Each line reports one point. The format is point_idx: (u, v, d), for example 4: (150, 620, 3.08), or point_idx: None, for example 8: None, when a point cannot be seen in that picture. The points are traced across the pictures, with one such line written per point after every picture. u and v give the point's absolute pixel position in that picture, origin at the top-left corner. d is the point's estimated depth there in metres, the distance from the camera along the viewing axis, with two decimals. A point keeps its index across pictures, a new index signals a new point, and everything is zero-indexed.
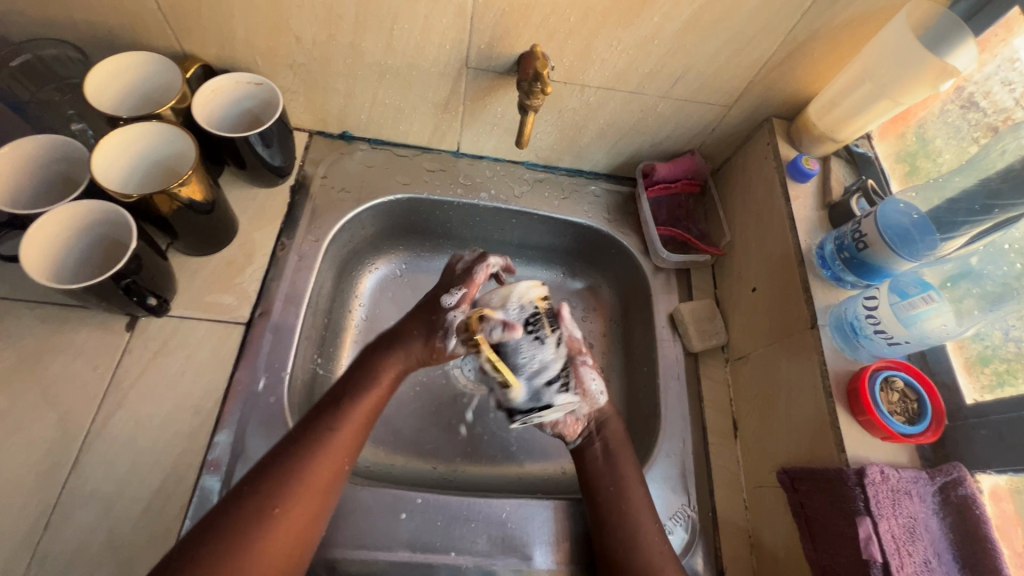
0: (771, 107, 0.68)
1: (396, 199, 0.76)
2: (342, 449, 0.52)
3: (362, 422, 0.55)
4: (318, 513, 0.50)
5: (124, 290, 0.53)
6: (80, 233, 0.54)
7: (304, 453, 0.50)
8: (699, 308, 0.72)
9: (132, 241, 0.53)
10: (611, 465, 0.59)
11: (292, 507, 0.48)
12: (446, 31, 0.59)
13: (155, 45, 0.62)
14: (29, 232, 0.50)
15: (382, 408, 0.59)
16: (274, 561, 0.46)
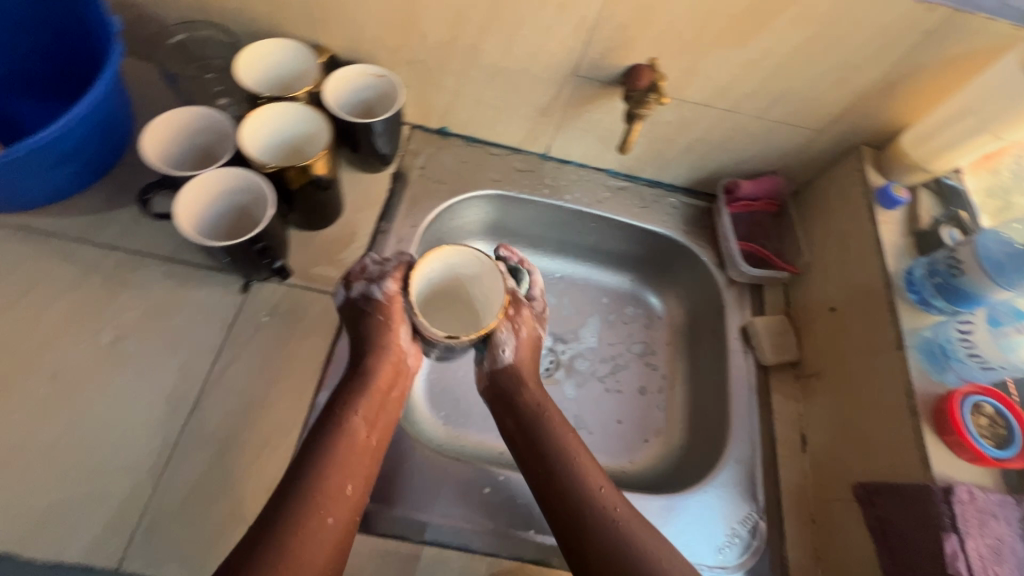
0: (862, 135, 0.70)
1: (487, 194, 0.80)
2: (356, 473, 0.53)
3: (368, 443, 0.55)
4: (344, 536, 0.51)
5: (257, 253, 0.58)
6: (221, 197, 0.60)
7: (320, 482, 0.51)
8: (773, 323, 0.74)
9: (269, 208, 0.58)
10: (544, 440, 0.59)
11: (318, 533, 0.49)
12: (564, 39, 0.63)
13: (291, 33, 0.68)
14: (183, 191, 0.55)
15: (375, 414, 0.58)
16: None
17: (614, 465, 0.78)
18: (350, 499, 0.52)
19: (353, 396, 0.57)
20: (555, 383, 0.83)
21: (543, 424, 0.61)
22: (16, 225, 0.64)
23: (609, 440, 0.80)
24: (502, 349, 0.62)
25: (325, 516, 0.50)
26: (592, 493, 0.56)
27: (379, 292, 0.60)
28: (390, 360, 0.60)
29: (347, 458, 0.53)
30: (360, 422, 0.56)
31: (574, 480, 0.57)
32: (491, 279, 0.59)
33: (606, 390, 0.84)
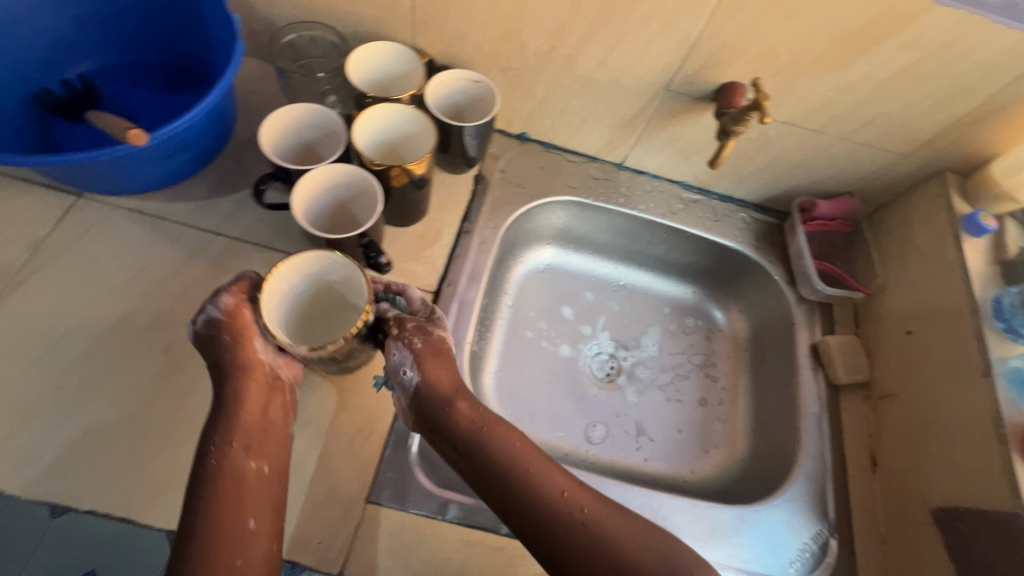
0: (947, 161, 0.71)
1: (564, 200, 0.82)
2: (263, 510, 0.50)
3: (262, 470, 0.52)
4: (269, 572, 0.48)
5: (362, 247, 0.62)
6: (329, 191, 0.63)
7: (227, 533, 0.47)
8: (845, 343, 0.74)
9: (378, 206, 0.61)
10: (498, 460, 0.54)
11: None
12: (663, 55, 0.65)
13: (394, 36, 0.70)
14: (299, 184, 0.59)
15: (261, 442, 0.53)
16: None
17: (675, 473, 0.79)
18: (259, 536, 0.49)
19: (233, 433, 0.52)
20: (617, 389, 0.85)
21: (498, 428, 0.56)
22: (130, 209, 0.67)
23: (670, 448, 0.81)
24: (403, 372, 0.57)
25: (234, 559, 0.47)
26: (561, 495, 0.52)
27: (213, 316, 0.55)
28: (256, 379, 0.54)
29: (240, 498, 0.49)
30: (241, 460, 0.51)
31: (535, 489, 0.52)
32: (356, 277, 0.56)
33: (667, 399, 0.85)
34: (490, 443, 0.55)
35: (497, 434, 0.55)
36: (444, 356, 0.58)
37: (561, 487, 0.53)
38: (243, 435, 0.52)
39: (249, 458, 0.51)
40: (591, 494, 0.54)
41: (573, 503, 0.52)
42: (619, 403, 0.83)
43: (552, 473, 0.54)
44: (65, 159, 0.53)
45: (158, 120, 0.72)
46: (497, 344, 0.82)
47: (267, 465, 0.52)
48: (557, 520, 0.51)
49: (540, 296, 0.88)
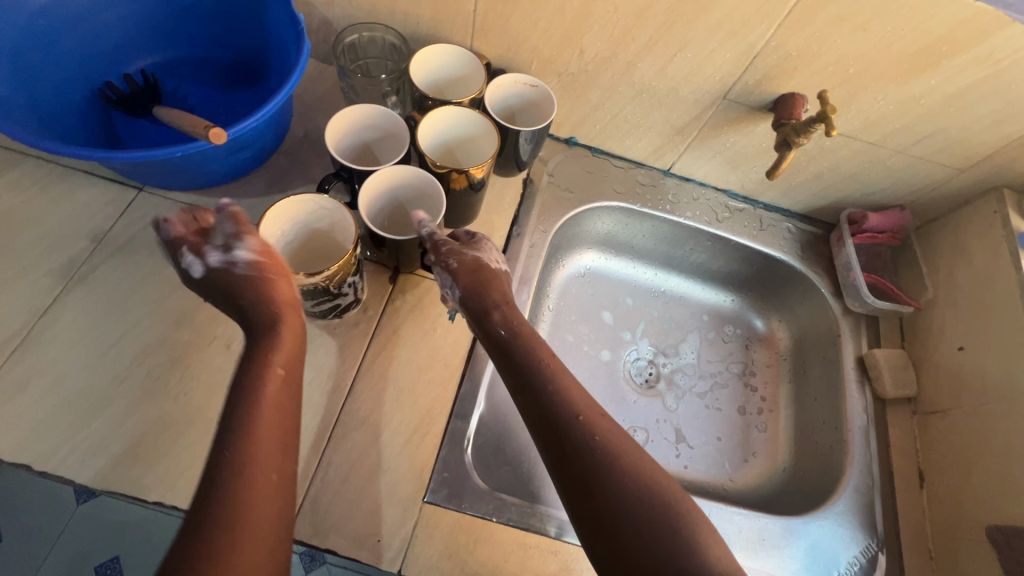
0: (1005, 178, 0.70)
1: (611, 206, 0.83)
2: (280, 415, 0.48)
3: (285, 375, 0.50)
4: (287, 476, 0.46)
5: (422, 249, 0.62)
6: (389, 192, 0.63)
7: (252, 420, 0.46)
8: (894, 356, 0.74)
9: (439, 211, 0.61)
10: (530, 368, 0.55)
11: (263, 496, 0.43)
12: (724, 64, 0.65)
13: (453, 40, 0.71)
14: (365, 186, 0.60)
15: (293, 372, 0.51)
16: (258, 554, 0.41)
17: (715, 480, 0.79)
18: (278, 435, 0.46)
19: (268, 340, 0.52)
20: (656, 395, 0.85)
21: (535, 342, 0.57)
22: (191, 204, 0.68)
23: (710, 456, 0.81)
24: (447, 290, 0.61)
25: (269, 473, 0.44)
26: (580, 419, 0.51)
27: (236, 258, 0.55)
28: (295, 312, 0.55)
29: (264, 396, 0.47)
30: (265, 361, 0.50)
31: (555, 405, 0.52)
32: (343, 218, 0.57)
33: (706, 406, 0.85)
34: (523, 351, 0.56)
35: (529, 345, 0.57)
36: (479, 274, 0.60)
37: (578, 412, 0.52)
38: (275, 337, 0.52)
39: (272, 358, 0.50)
40: (607, 426, 0.52)
41: (588, 430, 0.50)
42: (658, 408, 0.84)
43: (574, 396, 0.53)
44: (142, 156, 0.53)
45: (217, 116, 0.73)
46: None
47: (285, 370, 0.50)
48: (568, 436, 0.50)
49: (581, 300, 0.88)
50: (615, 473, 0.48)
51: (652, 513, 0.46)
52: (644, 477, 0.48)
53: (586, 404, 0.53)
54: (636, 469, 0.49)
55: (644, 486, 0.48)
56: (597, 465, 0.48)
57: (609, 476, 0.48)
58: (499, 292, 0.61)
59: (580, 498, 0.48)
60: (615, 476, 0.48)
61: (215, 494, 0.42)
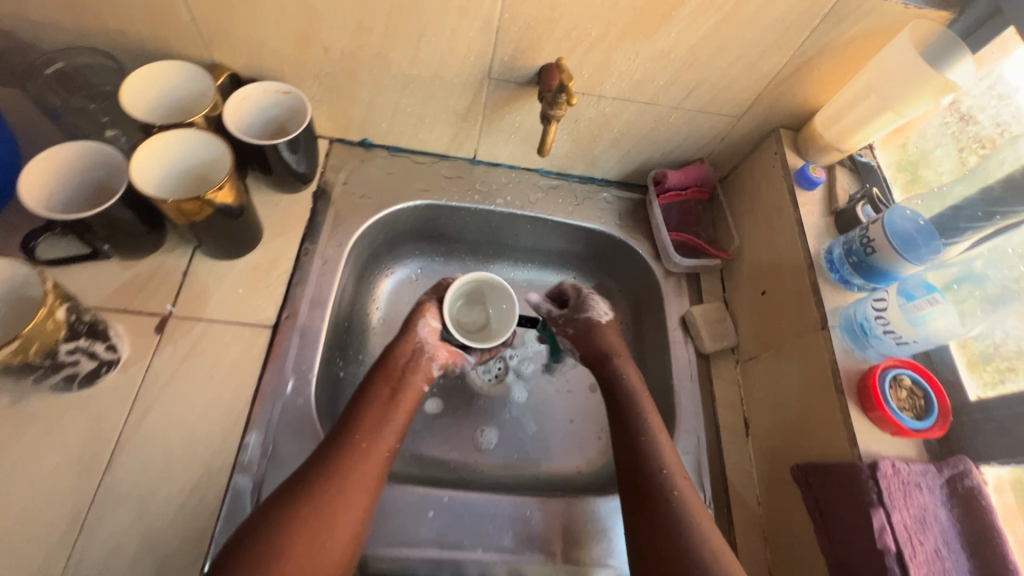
0: (778, 118, 0.71)
1: (416, 205, 0.78)
2: (362, 502, 0.54)
3: (386, 456, 0.57)
4: (363, 519, 0.53)
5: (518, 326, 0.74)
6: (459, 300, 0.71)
7: (325, 499, 0.51)
8: (710, 310, 0.74)
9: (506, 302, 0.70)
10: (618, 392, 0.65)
11: (356, 463, 0.55)
12: (472, 43, 0.61)
13: (185, 55, 0.63)
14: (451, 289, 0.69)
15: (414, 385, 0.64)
16: (345, 521, 0.52)
17: (568, 468, 0.77)
18: (364, 482, 0.54)
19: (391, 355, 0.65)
20: (505, 390, 0.82)
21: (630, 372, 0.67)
22: None
23: (561, 440, 0.80)
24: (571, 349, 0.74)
25: (359, 442, 0.56)
26: (648, 444, 0.60)
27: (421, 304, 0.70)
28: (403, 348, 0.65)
29: (350, 475, 0.54)
30: (376, 375, 0.63)
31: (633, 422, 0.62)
32: (33, 288, 0.50)
33: (556, 391, 0.84)
34: (623, 395, 0.65)
35: (632, 392, 0.65)
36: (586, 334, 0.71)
37: (646, 434, 0.61)
38: (389, 417, 0.60)
39: (363, 433, 0.57)
40: (672, 460, 0.60)
41: (657, 456, 0.59)
42: (508, 401, 0.82)
43: (650, 423, 0.62)
44: None
45: None
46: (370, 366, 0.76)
47: (377, 448, 0.57)
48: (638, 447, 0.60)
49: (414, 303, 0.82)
50: (666, 496, 0.56)
51: (682, 532, 0.53)
52: (686, 504, 0.56)
53: (659, 432, 0.62)
54: (682, 495, 0.57)
55: (684, 518, 0.55)
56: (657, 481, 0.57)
57: (660, 492, 0.57)
58: (609, 342, 0.70)
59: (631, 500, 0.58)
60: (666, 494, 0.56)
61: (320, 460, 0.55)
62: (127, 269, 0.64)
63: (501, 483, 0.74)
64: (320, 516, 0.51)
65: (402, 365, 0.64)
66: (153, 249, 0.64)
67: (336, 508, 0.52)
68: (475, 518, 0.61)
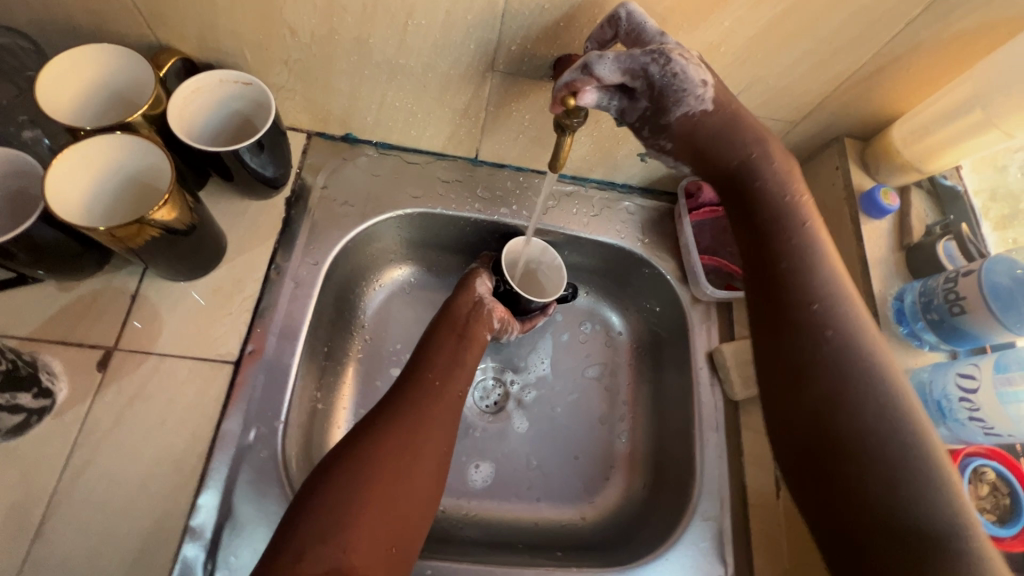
0: (845, 125, 0.58)
1: (408, 214, 0.68)
2: (442, 437, 0.53)
3: (459, 395, 0.58)
4: (441, 458, 0.53)
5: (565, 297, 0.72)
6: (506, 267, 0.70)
7: (404, 437, 0.51)
8: (743, 349, 0.64)
9: (560, 274, 0.69)
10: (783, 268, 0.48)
11: (433, 398, 0.55)
12: (472, 28, 0.49)
13: (122, 36, 0.52)
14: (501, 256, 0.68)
15: (480, 326, 0.64)
16: (428, 462, 0.51)
17: (572, 513, 0.69)
18: (441, 421, 0.54)
19: (456, 300, 0.65)
20: (506, 420, 0.74)
21: (787, 210, 0.50)
22: None
23: (566, 479, 0.71)
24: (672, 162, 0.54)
25: (433, 380, 0.57)
26: (819, 303, 0.46)
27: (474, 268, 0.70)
28: (466, 298, 0.65)
29: (427, 412, 0.54)
30: (442, 323, 0.63)
31: (799, 316, 0.47)
32: None
33: (563, 422, 0.74)
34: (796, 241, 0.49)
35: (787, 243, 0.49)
36: (704, 151, 0.50)
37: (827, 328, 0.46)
38: (459, 360, 0.60)
39: (436, 372, 0.58)
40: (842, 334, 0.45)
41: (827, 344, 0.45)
42: (506, 433, 0.73)
43: (830, 301, 0.46)
44: None
45: None
46: (351, 395, 0.68)
47: (449, 386, 0.57)
48: (801, 331, 0.46)
49: (407, 322, 0.73)
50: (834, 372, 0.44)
51: (897, 455, 0.41)
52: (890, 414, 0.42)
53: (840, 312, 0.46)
54: (875, 377, 0.43)
55: (865, 395, 0.43)
56: (844, 390, 0.43)
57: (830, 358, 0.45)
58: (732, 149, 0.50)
59: (801, 401, 0.45)
60: (841, 383, 0.44)
61: (395, 399, 0.54)
62: (66, 293, 0.55)
63: (496, 533, 0.67)
64: (401, 452, 0.50)
65: (466, 314, 0.64)
66: (96, 268, 0.55)
67: (418, 444, 0.51)
68: None
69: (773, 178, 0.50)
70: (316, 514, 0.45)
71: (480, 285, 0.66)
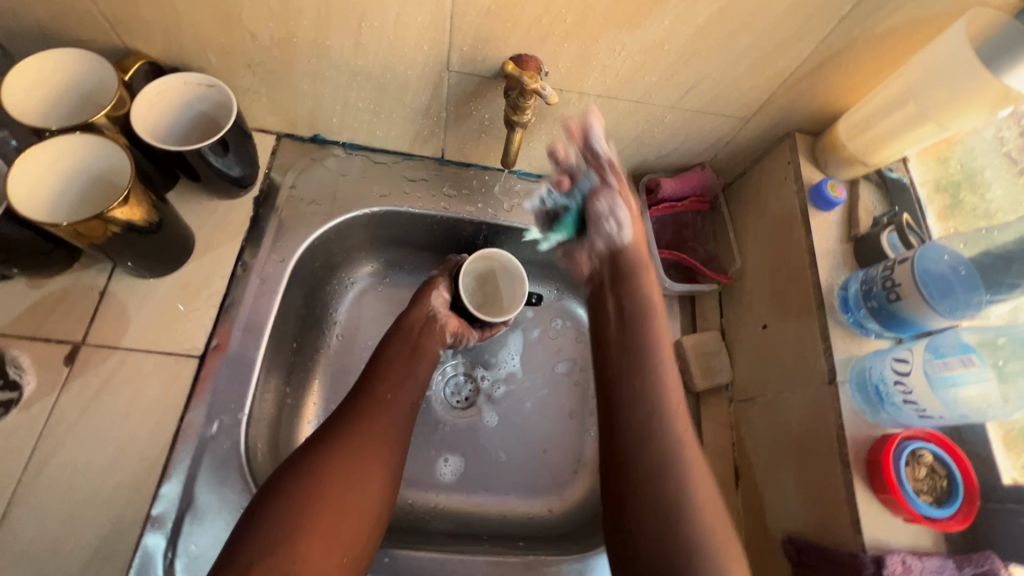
0: (795, 121, 0.60)
1: (376, 212, 0.69)
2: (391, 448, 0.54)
3: (411, 406, 0.58)
4: (391, 471, 0.53)
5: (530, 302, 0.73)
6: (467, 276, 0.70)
7: (354, 449, 0.51)
8: (703, 341, 0.65)
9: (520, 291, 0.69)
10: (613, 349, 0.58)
11: (383, 409, 0.56)
12: (424, 30, 0.51)
13: (89, 41, 0.53)
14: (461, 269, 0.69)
15: (434, 344, 0.64)
16: (376, 476, 0.51)
17: (540, 506, 0.70)
18: (390, 432, 0.55)
19: (409, 314, 0.65)
20: (475, 415, 0.75)
21: (637, 320, 0.58)
22: None
23: (535, 472, 0.72)
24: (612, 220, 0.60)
25: (385, 392, 0.57)
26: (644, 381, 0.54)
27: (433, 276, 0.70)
28: (417, 314, 0.65)
29: (377, 425, 0.54)
30: (394, 336, 0.64)
31: (628, 415, 0.52)
32: None
33: (532, 416, 0.75)
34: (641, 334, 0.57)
35: (637, 336, 0.56)
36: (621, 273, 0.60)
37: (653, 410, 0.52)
38: (412, 372, 0.60)
39: (388, 385, 0.58)
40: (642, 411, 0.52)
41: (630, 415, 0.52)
42: (475, 428, 0.74)
43: (653, 388, 0.53)
44: None
45: None
46: (322, 388, 0.70)
47: (401, 399, 0.57)
48: (622, 420, 0.53)
49: (377, 319, 0.75)
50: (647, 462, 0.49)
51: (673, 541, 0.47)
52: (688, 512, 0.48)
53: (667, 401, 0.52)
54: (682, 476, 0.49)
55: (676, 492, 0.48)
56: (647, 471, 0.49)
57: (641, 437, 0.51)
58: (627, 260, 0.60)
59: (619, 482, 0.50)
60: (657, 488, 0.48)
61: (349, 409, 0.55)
62: (35, 290, 0.56)
63: (463, 526, 0.67)
64: (350, 464, 0.50)
65: (419, 328, 0.64)
66: (66, 265, 0.56)
67: (366, 457, 0.51)
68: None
69: (611, 320, 0.60)
70: (266, 530, 0.45)
71: (436, 296, 0.67)
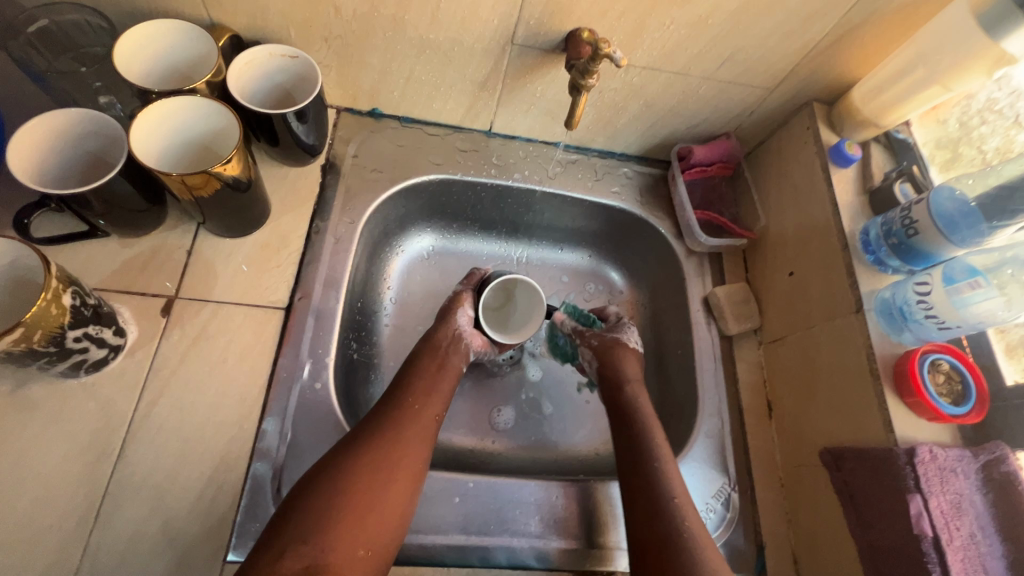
0: (813, 91, 0.68)
1: (431, 180, 0.74)
2: (419, 455, 0.55)
3: (437, 418, 0.59)
4: (415, 480, 0.53)
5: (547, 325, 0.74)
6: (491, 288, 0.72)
7: (386, 453, 0.53)
8: (734, 291, 0.72)
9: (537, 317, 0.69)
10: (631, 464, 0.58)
11: (411, 417, 0.57)
12: (497, 5, 0.57)
13: (182, 13, 0.57)
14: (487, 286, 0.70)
15: (456, 365, 0.65)
16: (401, 482, 0.52)
17: (586, 449, 0.76)
18: (418, 438, 0.56)
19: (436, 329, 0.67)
20: (522, 370, 0.80)
21: (649, 456, 0.58)
22: None
23: (580, 420, 0.78)
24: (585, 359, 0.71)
25: (414, 403, 0.58)
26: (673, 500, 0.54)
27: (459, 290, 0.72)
28: (445, 331, 0.67)
29: (406, 435, 0.55)
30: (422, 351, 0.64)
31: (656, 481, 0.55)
32: (28, 269, 0.46)
33: (573, 371, 0.81)
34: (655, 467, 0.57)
35: (652, 468, 0.57)
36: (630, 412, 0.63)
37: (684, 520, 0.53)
38: (438, 386, 0.61)
39: (416, 396, 0.59)
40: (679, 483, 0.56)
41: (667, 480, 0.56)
42: (522, 381, 0.80)
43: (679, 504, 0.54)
44: None
45: None
46: (384, 347, 0.75)
47: (428, 410, 0.58)
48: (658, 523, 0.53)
49: (426, 286, 0.80)
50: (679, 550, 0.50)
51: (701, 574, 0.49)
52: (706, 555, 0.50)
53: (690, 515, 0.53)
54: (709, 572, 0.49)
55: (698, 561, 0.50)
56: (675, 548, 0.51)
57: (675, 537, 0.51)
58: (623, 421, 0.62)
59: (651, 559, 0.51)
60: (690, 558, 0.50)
61: (382, 412, 0.57)
62: (128, 248, 0.60)
63: (520, 468, 0.73)
64: (382, 465, 0.52)
65: (446, 344, 0.66)
66: (156, 225, 0.60)
67: (395, 461, 0.53)
68: (504, 501, 0.60)
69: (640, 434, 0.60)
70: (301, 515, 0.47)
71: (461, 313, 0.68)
